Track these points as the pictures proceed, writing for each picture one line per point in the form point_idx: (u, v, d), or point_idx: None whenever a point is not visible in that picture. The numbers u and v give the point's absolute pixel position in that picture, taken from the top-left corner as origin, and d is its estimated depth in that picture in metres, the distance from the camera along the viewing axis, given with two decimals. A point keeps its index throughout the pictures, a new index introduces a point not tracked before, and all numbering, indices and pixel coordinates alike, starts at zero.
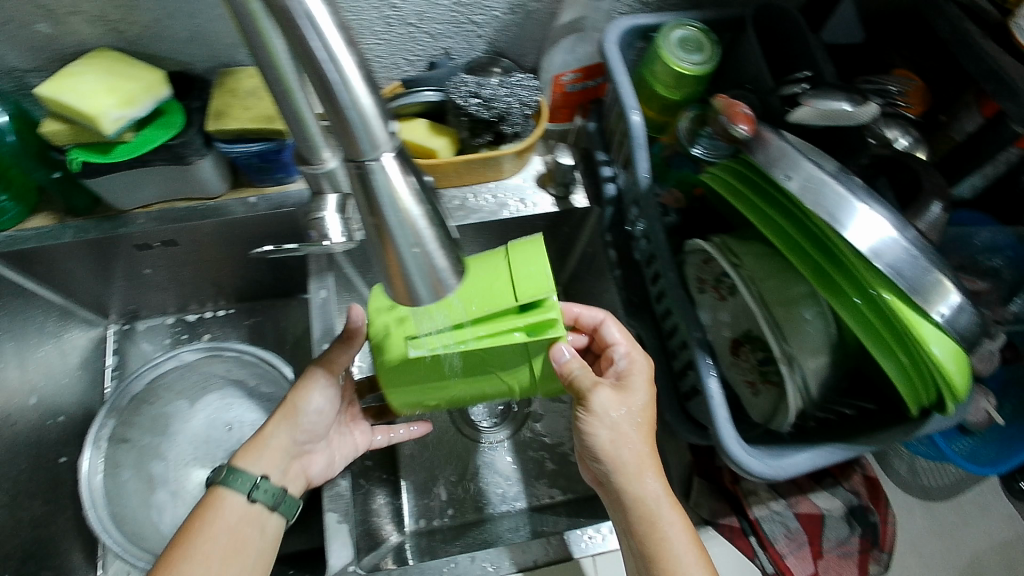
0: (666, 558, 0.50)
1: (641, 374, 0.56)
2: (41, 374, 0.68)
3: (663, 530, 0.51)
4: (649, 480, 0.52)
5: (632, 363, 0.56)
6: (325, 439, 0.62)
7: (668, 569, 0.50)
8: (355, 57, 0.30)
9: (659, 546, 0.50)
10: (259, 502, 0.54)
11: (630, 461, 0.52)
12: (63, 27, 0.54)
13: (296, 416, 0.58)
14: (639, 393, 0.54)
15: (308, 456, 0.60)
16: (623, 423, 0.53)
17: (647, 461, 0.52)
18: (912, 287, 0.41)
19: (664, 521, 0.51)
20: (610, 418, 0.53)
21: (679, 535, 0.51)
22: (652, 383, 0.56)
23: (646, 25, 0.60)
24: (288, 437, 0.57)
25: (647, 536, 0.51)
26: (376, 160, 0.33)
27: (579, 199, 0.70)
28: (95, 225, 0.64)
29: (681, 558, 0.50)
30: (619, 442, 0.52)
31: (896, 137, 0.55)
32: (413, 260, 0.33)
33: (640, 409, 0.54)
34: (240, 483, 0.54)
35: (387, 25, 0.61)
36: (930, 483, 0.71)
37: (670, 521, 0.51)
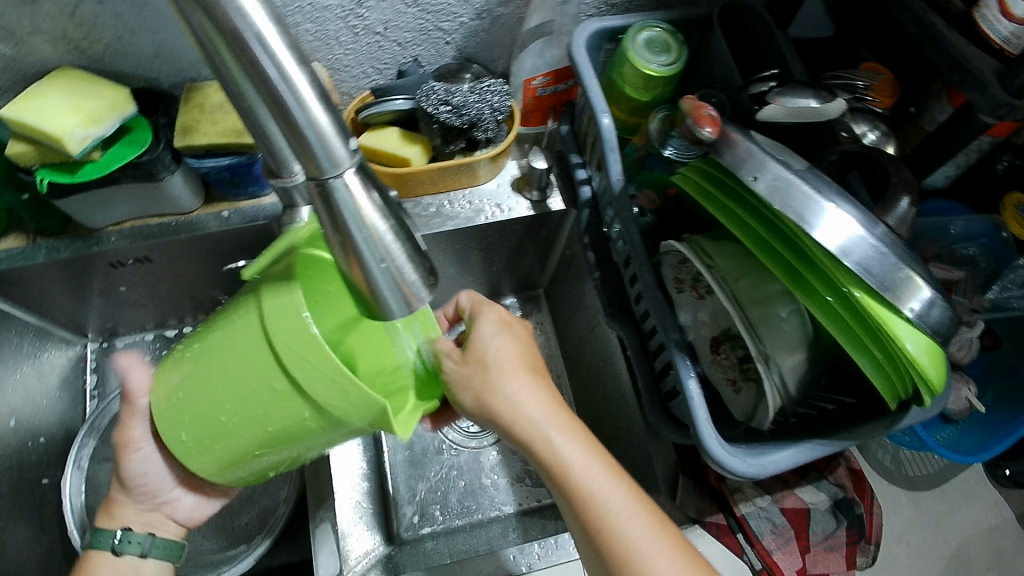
0: (602, 519, 0.45)
1: (489, 318, 0.50)
2: (20, 397, 0.67)
3: (587, 481, 0.45)
4: (548, 433, 0.46)
5: (502, 321, 0.51)
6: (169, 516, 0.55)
7: (607, 533, 0.44)
8: (309, 76, 0.29)
9: (592, 513, 0.45)
10: (126, 553, 0.54)
11: (522, 419, 0.47)
12: (23, 47, 0.54)
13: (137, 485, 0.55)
14: (504, 335, 0.50)
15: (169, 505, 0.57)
16: (489, 380, 0.47)
17: (534, 405, 0.47)
18: (882, 284, 0.41)
19: (580, 476, 0.46)
20: (472, 377, 0.47)
21: (600, 477, 0.46)
22: (515, 328, 0.51)
23: (613, 27, 0.61)
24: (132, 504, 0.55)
25: (575, 495, 0.45)
26: (338, 177, 0.32)
27: (556, 202, 0.70)
28: (68, 245, 0.63)
29: (613, 511, 0.45)
30: (493, 388, 0.47)
31: (865, 131, 0.56)
32: (383, 276, 0.33)
33: (511, 352, 0.49)
34: (101, 540, 0.54)
35: (354, 35, 0.61)
36: (915, 472, 0.72)
37: (588, 472, 0.46)
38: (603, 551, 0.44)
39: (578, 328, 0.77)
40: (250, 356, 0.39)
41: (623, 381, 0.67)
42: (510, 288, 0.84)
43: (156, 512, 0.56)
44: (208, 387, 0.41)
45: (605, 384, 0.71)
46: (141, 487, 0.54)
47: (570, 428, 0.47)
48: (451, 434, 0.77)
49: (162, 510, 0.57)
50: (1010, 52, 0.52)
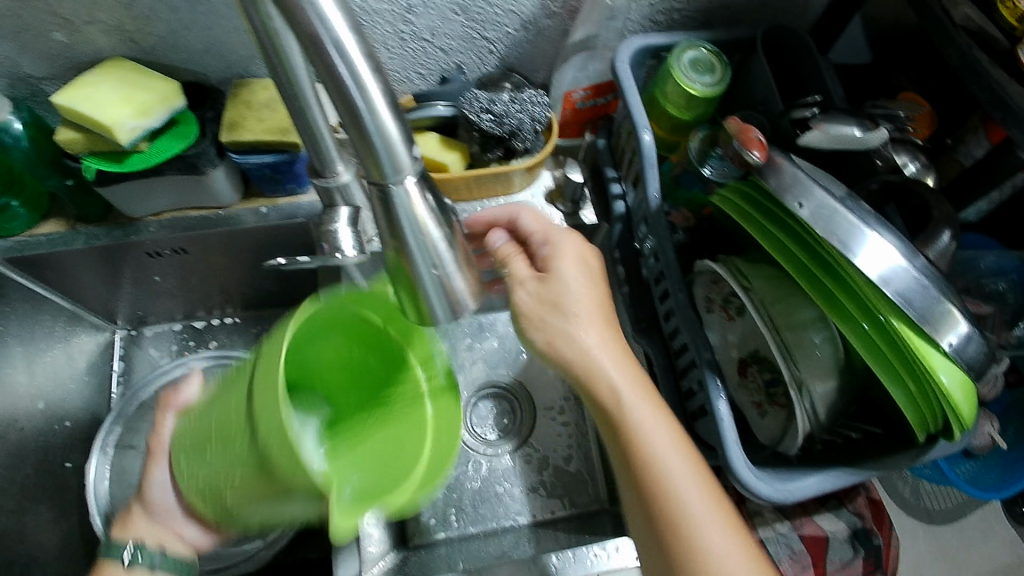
0: (669, 497, 0.46)
1: (565, 259, 0.52)
2: (47, 380, 0.68)
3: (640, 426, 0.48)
4: (627, 399, 0.48)
5: (587, 251, 0.53)
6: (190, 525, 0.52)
7: (674, 520, 0.46)
8: (381, 84, 0.30)
9: (658, 489, 0.47)
10: (138, 567, 0.50)
11: (577, 354, 0.49)
12: (79, 36, 0.55)
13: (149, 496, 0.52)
14: (591, 296, 0.51)
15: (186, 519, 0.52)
16: (537, 313, 0.50)
17: (611, 363, 0.49)
18: (922, 317, 0.41)
19: (649, 444, 0.48)
20: (540, 318, 0.50)
21: (657, 428, 0.48)
22: (591, 271, 0.52)
23: (657, 45, 0.61)
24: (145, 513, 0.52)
25: (644, 470, 0.47)
26: (399, 184, 0.32)
27: (589, 215, 0.71)
28: (107, 233, 0.64)
29: (681, 486, 0.47)
30: (559, 338, 0.50)
31: (905, 162, 0.57)
32: (433, 281, 0.35)
33: (589, 299, 0.51)
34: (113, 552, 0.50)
35: (400, 40, 0.61)
36: (933, 506, 0.72)
37: (659, 437, 0.48)
38: (667, 538, 0.46)
39: None
40: (236, 413, 0.42)
41: None
42: None
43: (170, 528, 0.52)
44: (206, 431, 0.45)
45: None
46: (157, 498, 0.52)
47: (648, 396, 0.50)
48: (470, 441, 0.78)
49: (170, 526, 0.52)
50: None
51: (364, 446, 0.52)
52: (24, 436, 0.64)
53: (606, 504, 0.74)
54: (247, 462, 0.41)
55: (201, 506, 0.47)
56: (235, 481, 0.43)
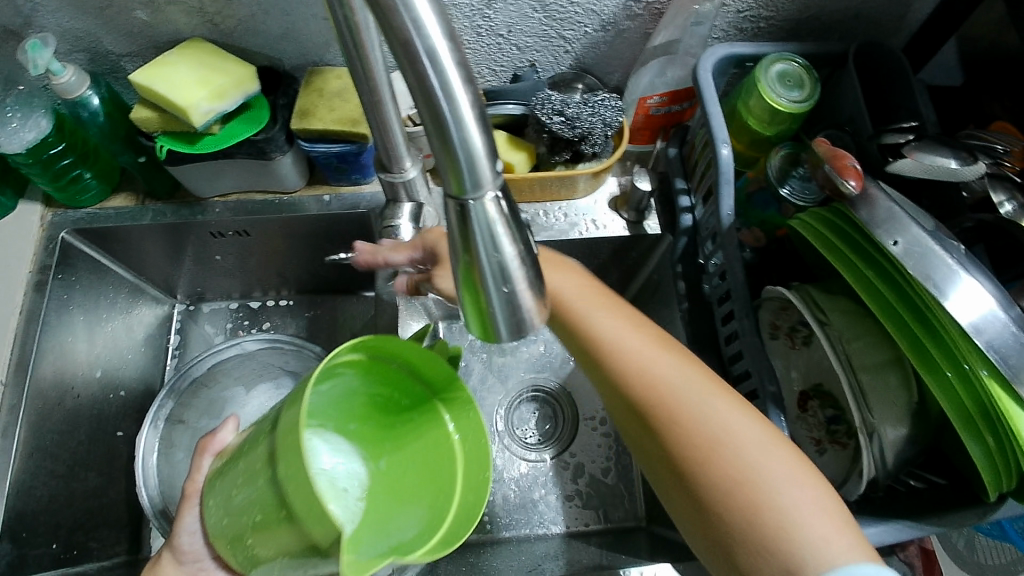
0: (700, 446, 0.43)
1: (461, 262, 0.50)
2: (106, 349, 0.69)
3: (645, 368, 0.46)
4: (627, 348, 0.47)
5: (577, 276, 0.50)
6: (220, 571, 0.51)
7: (712, 464, 0.42)
8: (472, 95, 0.29)
9: (681, 433, 0.43)
10: None
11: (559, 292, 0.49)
12: (160, 15, 0.55)
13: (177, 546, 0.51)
14: (588, 280, 0.50)
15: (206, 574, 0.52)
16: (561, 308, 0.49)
17: (604, 319, 0.48)
18: (1016, 375, 0.38)
19: (662, 377, 0.45)
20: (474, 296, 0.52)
21: (663, 364, 0.46)
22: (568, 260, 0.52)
23: (743, 54, 0.58)
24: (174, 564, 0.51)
25: (669, 423, 0.44)
26: (477, 199, 0.31)
27: (653, 225, 0.69)
28: (174, 210, 0.65)
29: (703, 419, 0.43)
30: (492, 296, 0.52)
31: (1003, 202, 0.50)
32: (502, 302, 0.32)
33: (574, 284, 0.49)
34: None
35: (477, 35, 0.60)
36: (987, 560, 0.68)
37: (670, 371, 0.46)
38: (710, 493, 0.42)
39: None
40: (257, 465, 0.41)
41: None
42: None
43: None
44: (230, 477, 0.44)
45: None
46: (188, 548, 0.51)
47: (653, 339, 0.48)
48: (512, 444, 0.77)
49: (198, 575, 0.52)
50: None
51: (394, 487, 0.48)
52: (79, 403, 0.65)
53: (641, 522, 0.73)
54: (268, 503, 0.39)
55: (229, 558, 0.45)
56: (261, 528, 0.40)
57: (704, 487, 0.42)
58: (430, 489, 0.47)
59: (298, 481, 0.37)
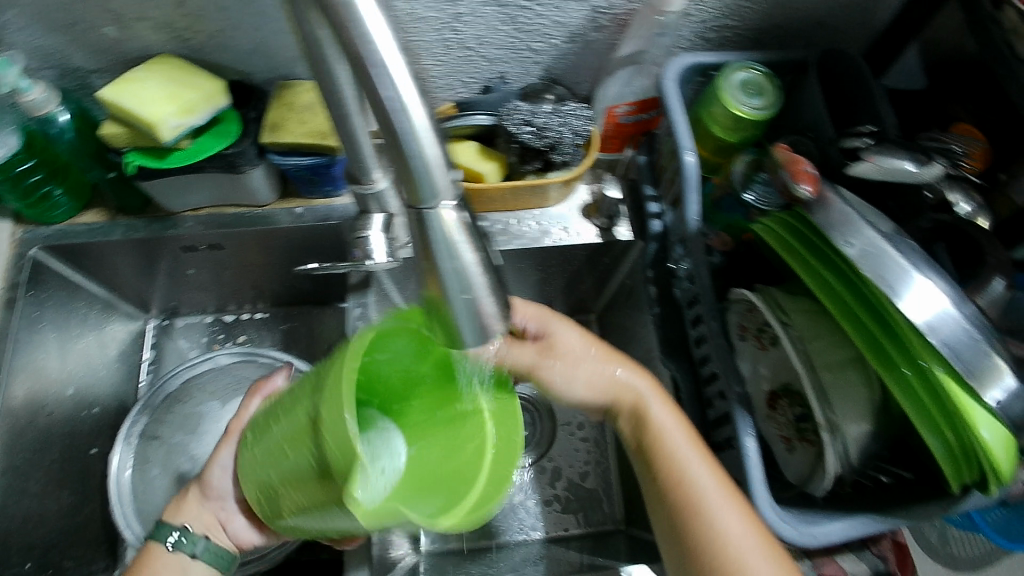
0: (692, 495, 0.48)
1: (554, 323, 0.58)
2: (79, 366, 0.69)
3: (673, 445, 0.50)
4: (648, 401, 0.53)
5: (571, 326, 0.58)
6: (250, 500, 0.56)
7: (694, 514, 0.47)
8: (426, 107, 0.30)
9: (679, 486, 0.48)
10: (182, 551, 0.53)
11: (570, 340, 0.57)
12: (130, 32, 0.55)
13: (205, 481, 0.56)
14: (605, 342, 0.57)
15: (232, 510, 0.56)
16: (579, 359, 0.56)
17: (623, 375, 0.55)
18: (968, 369, 0.40)
19: (671, 436, 0.51)
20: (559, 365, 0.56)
21: (688, 447, 0.50)
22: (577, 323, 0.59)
23: (707, 63, 0.59)
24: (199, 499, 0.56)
25: (669, 473, 0.49)
26: (434, 208, 0.32)
27: (623, 232, 0.70)
28: (145, 225, 0.65)
29: (695, 473, 0.48)
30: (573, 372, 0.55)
31: (958, 201, 0.53)
32: (463, 307, 0.33)
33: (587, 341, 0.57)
34: (162, 533, 0.54)
35: (446, 48, 0.61)
36: (959, 552, 0.70)
37: (677, 433, 0.51)
38: (691, 537, 0.47)
39: None
40: (298, 426, 0.42)
41: None
42: (563, 310, 0.83)
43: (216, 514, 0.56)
44: (267, 437, 0.45)
45: None
46: (214, 484, 0.55)
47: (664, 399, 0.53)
48: None
49: (221, 512, 0.56)
50: None
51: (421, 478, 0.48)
52: (53, 421, 0.65)
53: (621, 525, 0.74)
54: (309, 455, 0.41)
55: (254, 502, 0.48)
56: (296, 475, 0.42)
57: (699, 532, 0.46)
58: (457, 476, 0.47)
59: (337, 432, 0.38)
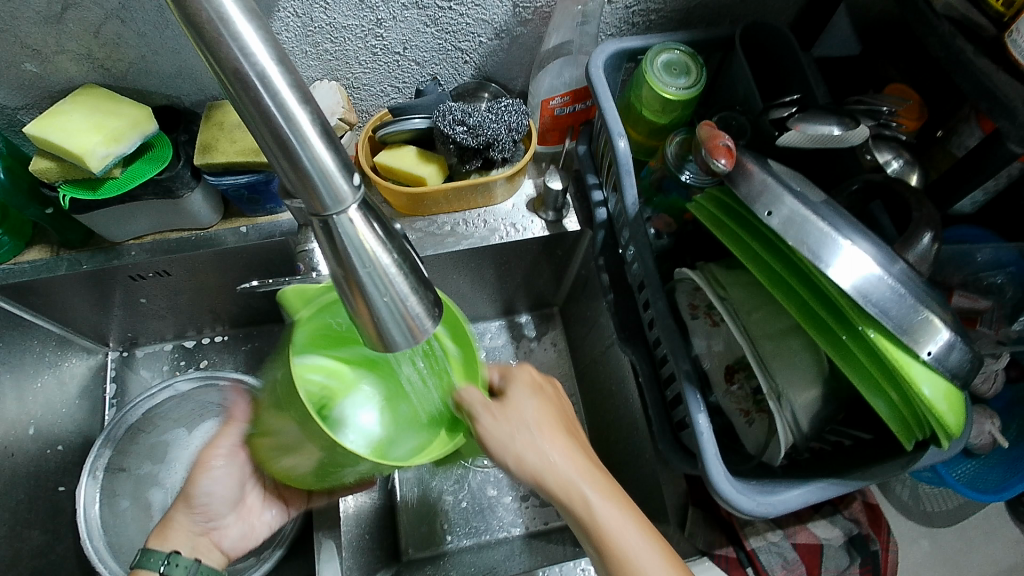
0: None
1: (521, 383, 0.50)
2: (39, 405, 0.68)
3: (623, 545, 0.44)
4: (584, 489, 0.46)
5: (537, 378, 0.52)
6: (233, 512, 0.60)
7: None
8: (312, 113, 0.29)
9: None
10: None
11: (524, 414, 0.48)
12: (50, 66, 0.55)
13: (191, 500, 0.57)
14: (552, 411, 0.49)
15: (217, 530, 0.59)
16: (524, 433, 0.47)
17: (564, 459, 0.47)
18: (899, 326, 0.40)
19: (618, 530, 0.45)
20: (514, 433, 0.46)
21: (636, 537, 0.45)
22: (538, 385, 0.51)
23: (633, 48, 0.60)
24: (188, 518, 0.56)
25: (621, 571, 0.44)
26: (342, 214, 0.32)
27: (571, 223, 0.70)
28: (89, 258, 0.65)
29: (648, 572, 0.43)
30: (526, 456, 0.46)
31: (888, 160, 0.54)
32: (386, 310, 0.33)
33: (544, 414, 0.49)
34: (151, 561, 0.52)
35: (372, 55, 0.61)
36: (932, 508, 0.69)
37: (627, 526, 0.45)
38: None
39: (591, 347, 0.76)
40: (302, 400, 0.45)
41: (634, 405, 0.65)
42: (524, 306, 0.83)
43: (203, 537, 0.57)
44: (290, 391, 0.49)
45: (617, 407, 0.70)
46: (202, 503, 0.57)
47: (606, 485, 0.47)
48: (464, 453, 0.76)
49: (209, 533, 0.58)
50: None
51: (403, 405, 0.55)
52: (16, 462, 0.64)
53: None
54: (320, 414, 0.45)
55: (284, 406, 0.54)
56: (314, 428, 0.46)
57: None
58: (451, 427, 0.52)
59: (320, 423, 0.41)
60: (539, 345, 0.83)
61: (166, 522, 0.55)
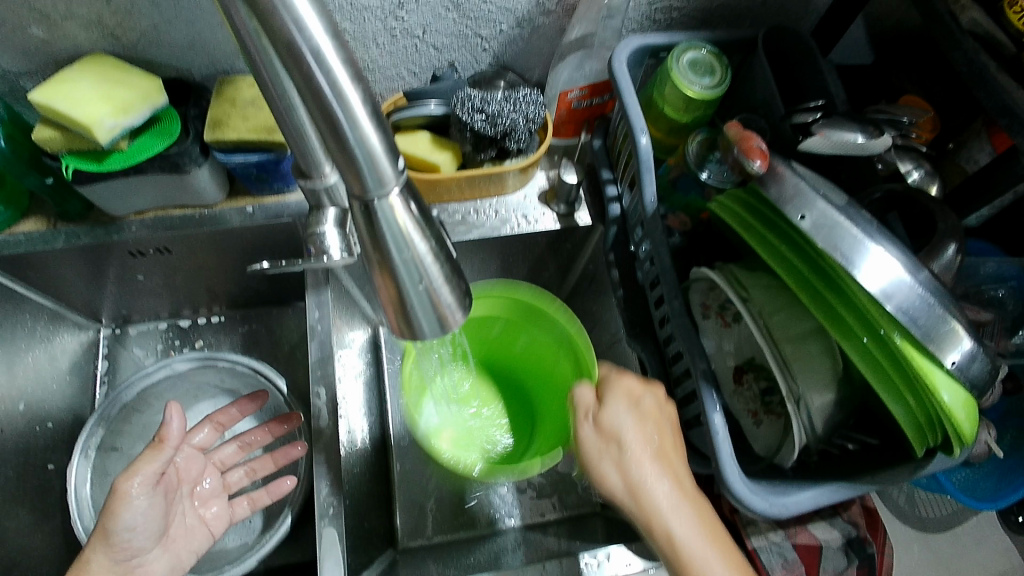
0: None
1: (622, 396, 0.50)
2: (29, 381, 0.66)
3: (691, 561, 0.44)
4: (670, 519, 0.45)
5: (639, 390, 0.50)
6: (160, 543, 0.54)
7: None
8: (363, 93, 0.28)
9: None
10: None
11: (619, 433, 0.48)
12: (58, 31, 0.53)
13: (113, 535, 0.49)
14: (657, 431, 0.48)
15: (141, 568, 0.52)
16: (628, 457, 0.47)
17: (661, 490, 0.46)
18: (925, 335, 0.40)
19: (700, 561, 0.44)
20: (605, 453, 0.48)
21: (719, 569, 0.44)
22: (654, 404, 0.50)
23: (656, 44, 0.59)
24: (110, 557, 0.50)
25: None
26: (383, 198, 0.31)
27: (583, 216, 0.69)
28: (88, 231, 0.63)
29: None
30: (625, 472, 0.46)
31: (909, 171, 0.57)
32: (420, 299, 0.32)
33: (646, 437, 0.48)
34: None
35: (391, 37, 0.60)
36: (927, 514, 0.72)
37: (710, 558, 0.44)
38: None
39: (595, 343, 0.75)
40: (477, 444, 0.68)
41: None
42: None
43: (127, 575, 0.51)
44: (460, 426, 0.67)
45: None
46: (126, 542, 0.50)
47: (698, 515, 0.46)
48: None
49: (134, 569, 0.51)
50: None
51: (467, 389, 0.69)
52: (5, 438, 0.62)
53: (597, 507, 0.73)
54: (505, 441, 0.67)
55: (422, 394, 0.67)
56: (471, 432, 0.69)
57: None
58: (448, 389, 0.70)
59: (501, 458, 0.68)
60: None
61: (83, 558, 0.49)
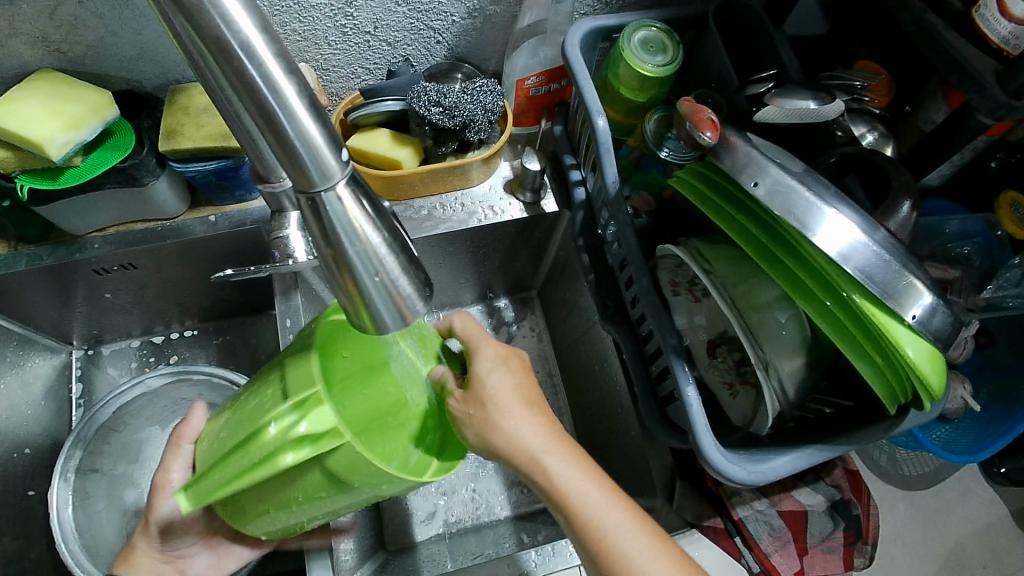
0: (595, 535, 0.44)
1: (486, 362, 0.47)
2: (3, 408, 0.65)
3: (589, 509, 0.44)
4: (547, 462, 0.45)
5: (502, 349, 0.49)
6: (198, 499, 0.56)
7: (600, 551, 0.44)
8: (298, 85, 0.28)
9: (586, 525, 0.44)
10: None
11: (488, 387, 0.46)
12: (2, 50, 0.52)
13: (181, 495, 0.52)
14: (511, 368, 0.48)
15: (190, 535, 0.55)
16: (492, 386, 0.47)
17: (532, 435, 0.45)
18: (884, 291, 0.40)
19: (551, 466, 0.45)
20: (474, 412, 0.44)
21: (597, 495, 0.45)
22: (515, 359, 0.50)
23: (608, 26, 0.59)
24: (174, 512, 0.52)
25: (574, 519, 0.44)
26: (329, 190, 0.31)
27: (550, 203, 0.70)
28: (50, 251, 0.62)
29: (605, 522, 0.44)
30: (495, 426, 0.44)
31: (863, 133, 0.58)
32: (376, 291, 0.32)
33: (509, 386, 0.46)
34: None
35: (342, 35, 0.59)
36: (909, 472, 0.73)
37: (556, 462, 0.45)
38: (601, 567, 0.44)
39: (572, 329, 0.76)
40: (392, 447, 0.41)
41: (618, 383, 0.65)
42: (502, 290, 0.83)
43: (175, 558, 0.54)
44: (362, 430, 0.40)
45: (600, 387, 0.70)
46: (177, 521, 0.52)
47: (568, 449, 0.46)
48: None
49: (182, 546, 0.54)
50: (1009, 51, 0.50)
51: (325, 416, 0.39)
52: None
53: None
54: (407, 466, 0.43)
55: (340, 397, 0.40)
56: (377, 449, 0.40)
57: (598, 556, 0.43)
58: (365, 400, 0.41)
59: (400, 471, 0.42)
60: (518, 330, 0.83)
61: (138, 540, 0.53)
